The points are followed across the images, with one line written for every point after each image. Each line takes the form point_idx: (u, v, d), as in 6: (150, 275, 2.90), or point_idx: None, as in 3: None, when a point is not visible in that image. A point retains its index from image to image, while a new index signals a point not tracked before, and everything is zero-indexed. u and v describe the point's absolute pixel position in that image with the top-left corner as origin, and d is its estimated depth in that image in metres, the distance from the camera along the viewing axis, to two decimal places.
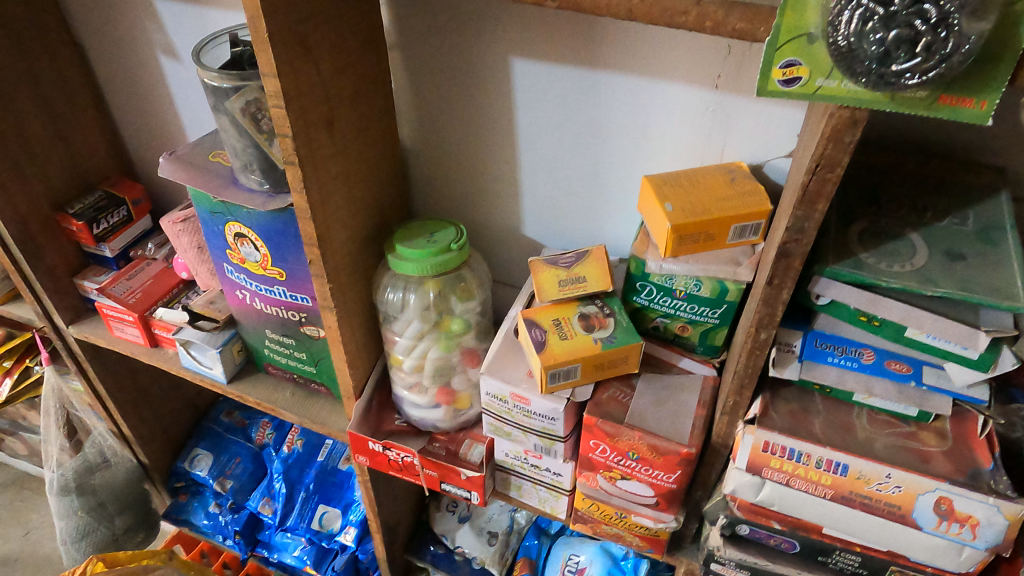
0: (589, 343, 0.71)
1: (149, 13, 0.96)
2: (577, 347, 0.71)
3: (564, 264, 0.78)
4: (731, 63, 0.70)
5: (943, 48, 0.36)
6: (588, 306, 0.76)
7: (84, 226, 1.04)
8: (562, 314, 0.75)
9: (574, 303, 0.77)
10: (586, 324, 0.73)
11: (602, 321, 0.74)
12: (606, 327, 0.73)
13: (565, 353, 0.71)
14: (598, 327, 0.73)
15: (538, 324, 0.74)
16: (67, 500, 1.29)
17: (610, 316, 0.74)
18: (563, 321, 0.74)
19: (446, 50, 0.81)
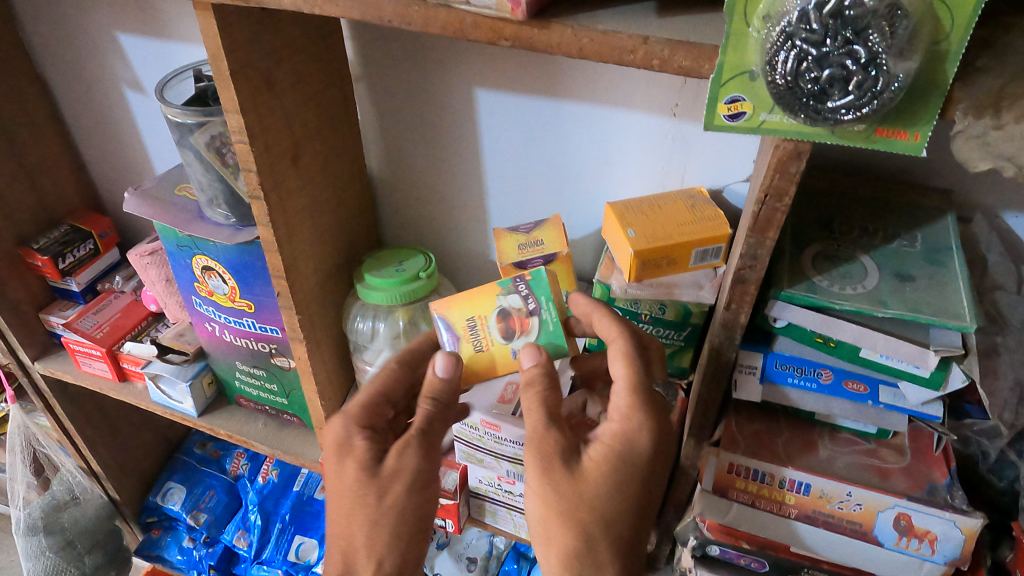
0: (511, 356, 0.63)
1: (113, 48, 0.96)
2: (498, 361, 0.63)
3: (524, 229, 0.79)
4: (687, 93, 0.72)
5: (874, 85, 0.38)
6: (509, 294, 0.64)
7: (49, 261, 1.02)
8: (476, 309, 0.64)
9: (491, 294, 0.64)
10: (507, 332, 0.63)
11: (525, 324, 0.63)
12: (527, 332, 0.63)
13: (482, 366, 0.64)
14: (523, 336, 0.63)
15: (451, 328, 0.64)
16: (35, 541, 1.26)
17: (533, 317, 0.63)
18: (479, 321, 0.63)
19: (411, 82, 0.82)
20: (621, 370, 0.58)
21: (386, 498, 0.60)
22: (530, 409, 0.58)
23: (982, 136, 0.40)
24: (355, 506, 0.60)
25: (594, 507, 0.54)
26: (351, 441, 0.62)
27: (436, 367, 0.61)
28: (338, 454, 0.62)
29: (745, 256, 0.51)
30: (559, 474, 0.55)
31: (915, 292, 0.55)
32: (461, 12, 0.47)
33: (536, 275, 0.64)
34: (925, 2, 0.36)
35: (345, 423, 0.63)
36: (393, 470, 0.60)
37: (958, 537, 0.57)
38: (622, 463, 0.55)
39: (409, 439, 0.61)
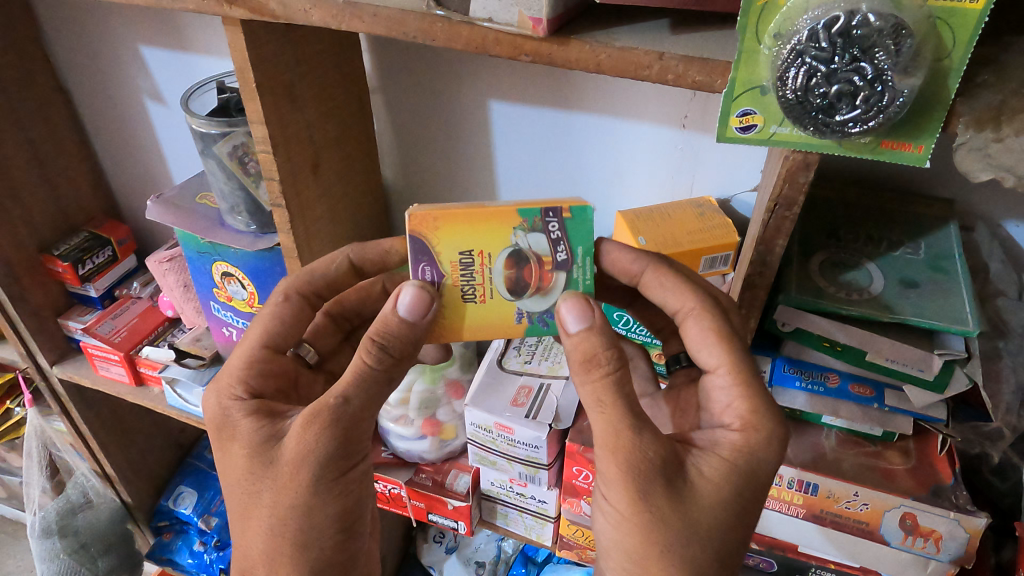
0: (508, 312, 0.55)
1: (135, 60, 0.98)
2: (491, 318, 0.55)
3: None
4: (697, 105, 0.74)
5: (880, 100, 0.40)
6: (532, 234, 0.53)
7: (70, 267, 1.05)
8: (483, 243, 0.53)
9: (511, 227, 0.52)
10: (516, 284, 0.54)
11: (548, 277, 0.54)
12: (544, 290, 0.54)
13: (474, 328, 0.55)
14: (538, 293, 0.54)
15: (438, 261, 0.53)
16: (49, 543, 1.29)
17: (559, 272, 0.54)
18: (484, 263, 0.53)
19: (426, 94, 0.85)
20: (719, 353, 0.51)
21: (282, 491, 0.52)
22: (607, 404, 0.48)
23: (983, 149, 0.42)
24: (250, 500, 0.54)
25: (703, 534, 0.47)
26: (230, 422, 0.56)
27: (400, 303, 0.51)
28: (221, 437, 0.56)
29: (755, 263, 0.53)
30: (665, 494, 0.47)
31: (919, 297, 0.57)
32: (484, 29, 0.49)
33: (579, 213, 0.53)
34: (928, 21, 0.39)
35: (221, 401, 0.57)
36: (291, 456, 0.51)
37: (963, 536, 0.58)
38: (733, 481, 0.48)
39: (315, 415, 0.51)
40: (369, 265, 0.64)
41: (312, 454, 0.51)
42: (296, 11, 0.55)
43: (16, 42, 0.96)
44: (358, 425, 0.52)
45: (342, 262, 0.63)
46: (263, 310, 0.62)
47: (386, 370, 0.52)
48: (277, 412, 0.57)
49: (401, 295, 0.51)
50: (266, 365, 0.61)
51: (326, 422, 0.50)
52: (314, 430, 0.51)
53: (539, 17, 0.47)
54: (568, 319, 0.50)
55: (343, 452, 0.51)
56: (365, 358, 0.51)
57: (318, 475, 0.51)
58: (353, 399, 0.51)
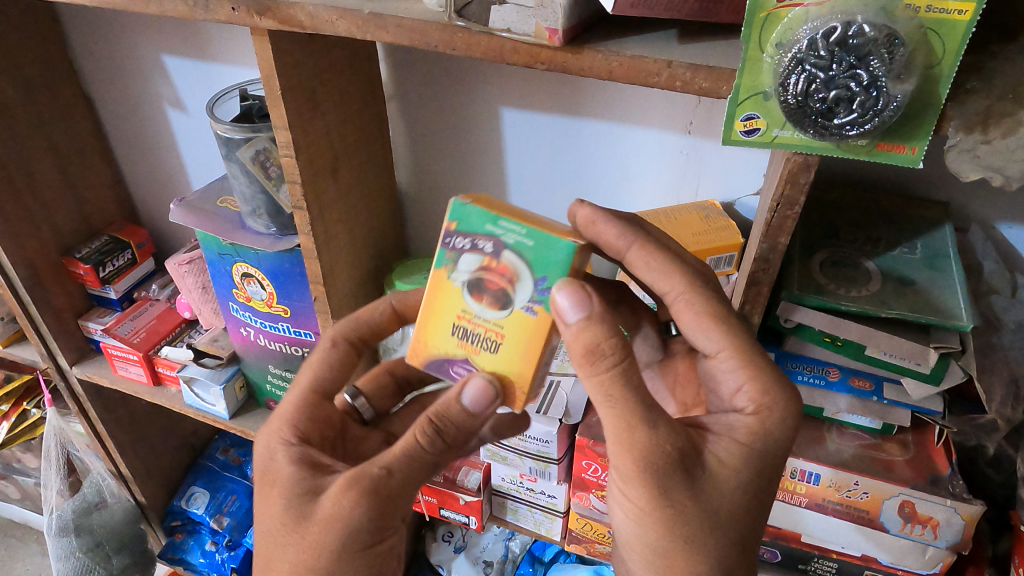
0: (536, 318, 0.52)
1: (158, 69, 1.02)
2: (528, 336, 0.53)
3: None
4: (701, 111, 0.77)
5: (875, 104, 0.43)
6: (458, 262, 0.53)
7: (91, 270, 1.07)
8: (451, 311, 0.55)
9: (445, 283, 0.54)
10: (495, 295, 0.53)
11: (501, 265, 0.52)
12: (510, 275, 0.51)
13: (523, 360, 0.53)
14: (513, 279, 0.52)
15: (452, 357, 0.55)
16: (66, 541, 1.31)
17: (503, 256, 0.52)
18: (472, 321, 0.54)
19: (440, 101, 0.88)
20: (719, 336, 0.52)
21: (307, 551, 0.51)
22: (614, 398, 0.48)
23: (972, 150, 0.45)
24: (271, 556, 0.52)
25: (719, 524, 0.49)
26: (272, 467, 0.56)
27: (463, 393, 0.53)
28: (263, 483, 0.55)
29: (758, 260, 0.56)
30: (683, 489, 0.48)
31: (916, 294, 0.59)
32: (502, 39, 0.52)
33: (458, 210, 0.53)
34: (920, 31, 0.41)
35: (271, 444, 0.58)
36: (324, 514, 0.51)
37: (959, 523, 0.61)
38: (745, 465, 0.50)
39: (357, 478, 0.51)
40: (412, 310, 0.68)
41: (348, 519, 0.50)
42: (323, 22, 0.57)
43: (43, 52, 0.99)
44: (397, 497, 0.52)
45: (386, 309, 0.67)
46: (313, 355, 0.64)
47: (435, 454, 0.54)
48: (320, 465, 0.56)
49: (466, 386, 0.53)
50: (315, 411, 0.62)
51: (365, 488, 0.51)
52: (352, 494, 0.50)
53: (555, 28, 0.50)
54: (564, 311, 0.49)
55: (379, 522, 0.51)
56: (419, 437, 0.53)
57: (349, 543, 0.50)
58: (395, 471, 0.52)
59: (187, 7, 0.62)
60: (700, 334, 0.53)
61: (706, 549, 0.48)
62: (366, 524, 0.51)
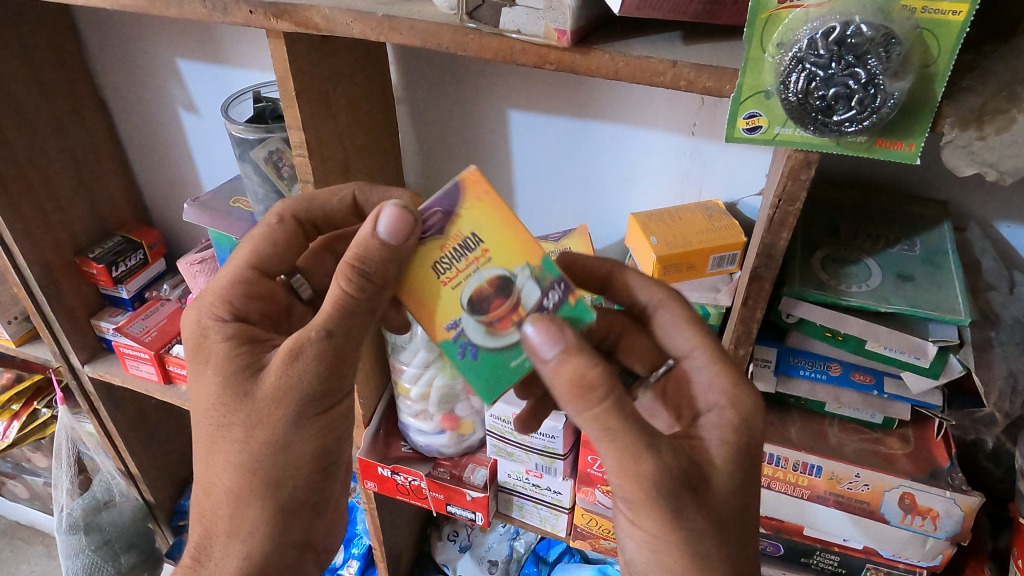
0: (450, 318, 0.53)
1: (172, 72, 1.04)
2: (434, 307, 0.53)
3: (555, 238, 0.87)
4: (705, 113, 0.79)
5: (873, 102, 0.44)
6: (536, 283, 0.53)
7: (104, 269, 1.09)
8: (495, 243, 0.53)
9: (527, 258, 0.53)
10: (482, 299, 0.53)
11: (507, 326, 0.53)
12: (490, 329, 0.53)
13: (419, 289, 0.53)
14: (488, 328, 0.53)
15: (451, 217, 0.52)
16: (75, 539, 1.32)
17: (515, 331, 0.53)
18: (476, 262, 0.52)
19: (449, 103, 0.90)
20: (692, 336, 0.59)
21: (256, 425, 0.55)
22: (614, 431, 0.48)
23: (968, 146, 0.46)
24: (217, 440, 0.56)
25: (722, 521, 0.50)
26: (206, 342, 0.58)
27: (379, 223, 0.50)
28: (197, 357, 0.58)
29: (761, 255, 0.57)
30: (691, 506, 0.49)
31: (915, 290, 0.61)
32: (512, 40, 0.54)
33: (580, 308, 0.54)
34: (916, 31, 0.43)
35: (203, 317, 0.59)
36: (270, 390, 0.54)
37: (959, 514, 0.62)
38: (740, 467, 0.51)
39: (299, 348, 0.53)
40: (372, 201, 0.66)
41: (293, 386, 0.54)
42: (338, 24, 0.59)
43: (59, 56, 1.01)
44: (343, 356, 0.54)
45: (345, 198, 0.65)
46: (257, 231, 0.63)
47: (367, 297, 0.52)
48: (256, 339, 0.58)
49: (383, 216, 0.50)
50: (254, 287, 0.62)
51: (309, 355, 0.53)
52: (299, 365, 0.53)
53: (564, 29, 0.51)
54: (539, 347, 0.49)
55: (322, 389, 0.55)
56: (345, 287, 0.52)
57: (294, 407, 0.54)
58: (335, 333, 0.53)
59: (206, 10, 0.63)
60: (674, 333, 0.60)
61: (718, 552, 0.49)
62: (308, 394, 0.54)
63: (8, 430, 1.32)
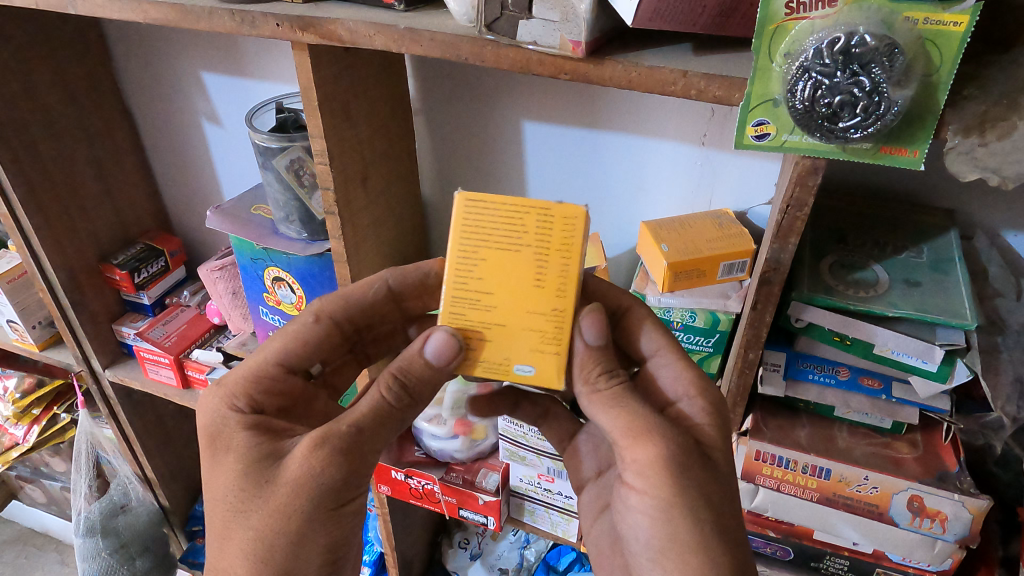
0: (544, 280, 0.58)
1: (196, 85, 1.07)
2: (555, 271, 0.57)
3: None
4: (715, 124, 0.80)
5: (878, 109, 0.46)
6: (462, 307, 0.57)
7: (127, 275, 1.12)
8: None
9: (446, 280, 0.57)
10: None
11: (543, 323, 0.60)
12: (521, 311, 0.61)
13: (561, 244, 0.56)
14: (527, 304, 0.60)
15: None
16: (92, 542, 1.34)
17: None
18: None
19: (465, 114, 0.92)
20: (658, 338, 0.61)
21: (273, 515, 0.52)
22: (623, 403, 0.53)
23: (970, 153, 0.48)
24: (234, 521, 0.53)
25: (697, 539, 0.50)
26: (226, 433, 0.57)
27: (428, 346, 0.54)
28: (214, 450, 0.56)
29: (770, 261, 0.58)
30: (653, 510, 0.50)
31: (921, 294, 0.62)
32: (528, 51, 0.56)
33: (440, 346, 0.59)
34: (919, 42, 0.45)
35: (220, 410, 0.58)
36: (290, 479, 0.52)
37: (967, 517, 0.63)
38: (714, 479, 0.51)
39: (324, 438, 0.53)
40: (406, 290, 0.69)
41: (313, 478, 0.52)
42: (361, 37, 0.61)
43: (88, 68, 1.05)
44: (365, 451, 0.54)
45: (380, 287, 0.67)
46: (292, 326, 0.65)
47: (400, 407, 0.57)
48: (274, 430, 0.58)
49: (433, 337, 0.53)
50: (276, 382, 0.62)
51: (336, 447, 0.53)
52: (324, 456, 0.52)
53: (579, 40, 0.53)
54: (587, 330, 0.54)
55: (345, 483, 0.53)
56: (383, 394, 0.56)
57: (313, 502, 0.52)
58: (364, 428, 0.54)
59: (234, 23, 0.66)
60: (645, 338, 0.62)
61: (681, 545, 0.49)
62: (335, 484, 0.53)
63: (28, 435, 1.34)
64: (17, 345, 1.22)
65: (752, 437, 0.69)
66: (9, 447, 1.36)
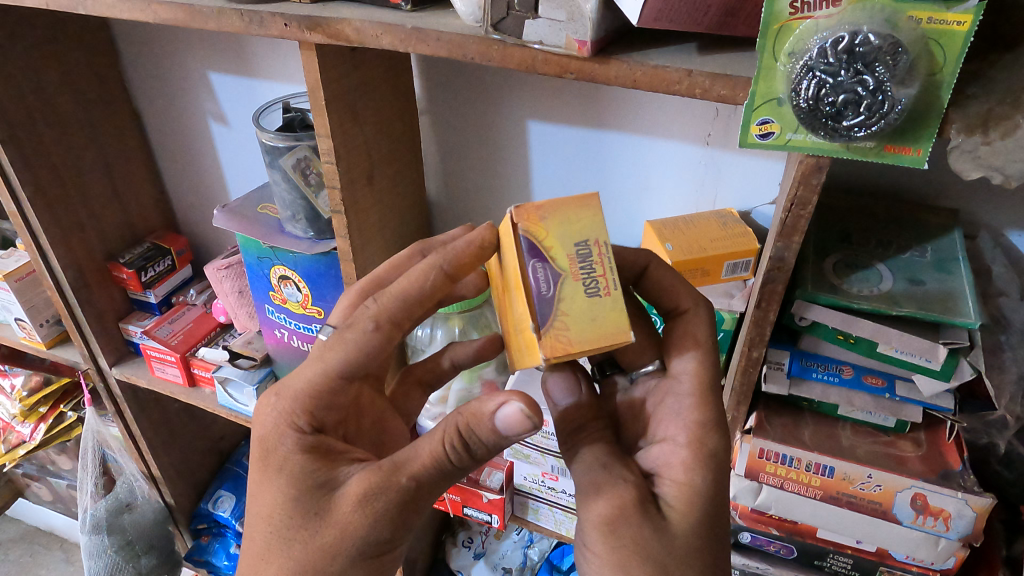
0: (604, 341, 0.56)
1: (203, 85, 1.08)
2: None
3: None
4: (719, 124, 0.81)
5: (881, 108, 0.46)
6: None
7: (133, 274, 1.13)
8: None
9: None
10: None
11: None
12: None
13: None
14: None
15: (552, 260, 0.50)
16: (98, 539, 1.35)
17: None
18: None
19: (470, 114, 0.93)
20: (689, 360, 0.58)
21: (298, 540, 0.53)
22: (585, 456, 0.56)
23: (974, 151, 0.48)
24: (271, 549, 0.53)
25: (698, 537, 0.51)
26: (278, 451, 0.56)
27: (501, 411, 0.52)
28: (264, 465, 0.57)
29: (774, 259, 0.58)
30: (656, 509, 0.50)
31: (926, 293, 0.62)
32: (534, 51, 0.56)
33: None
34: (922, 41, 0.45)
35: (280, 428, 0.57)
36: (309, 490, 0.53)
37: (970, 515, 0.64)
38: None
39: (379, 491, 0.52)
40: (463, 271, 0.60)
41: (362, 529, 0.52)
42: (369, 36, 0.62)
43: (96, 68, 1.06)
44: (418, 501, 0.54)
45: (433, 275, 0.59)
46: (349, 333, 0.59)
47: (461, 463, 0.54)
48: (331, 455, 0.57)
49: (509, 406, 0.51)
50: (334, 398, 0.59)
51: (389, 501, 0.52)
52: (374, 510, 0.52)
53: (584, 39, 0.54)
54: (555, 393, 0.59)
55: (391, 535, 0.53)
56: (446, 448, 0.53)
57: (355, 552, 0.53)
58: (419, 480, 0.53)
59: (243, 22, 0.66)
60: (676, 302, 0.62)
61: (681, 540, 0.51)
62: (381, 536, 0.53)
63: (35, 433, 1.35)
64: (25, 344, 1.23)
65: (756, 435, 0.69)
66: (16, 445, 1.36)
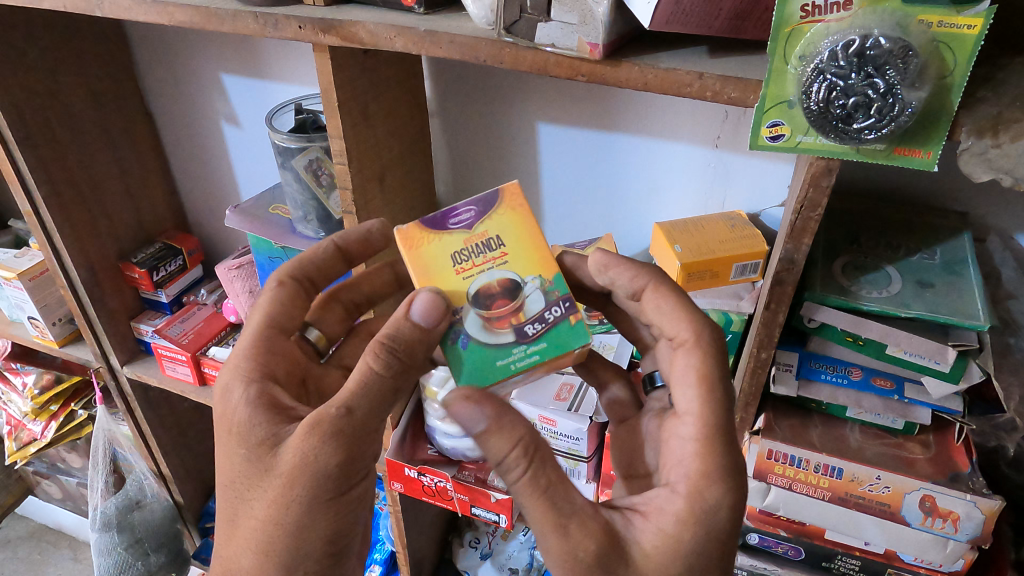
0: (456, 303, 0.58)
1: (216, 86, 1.09)
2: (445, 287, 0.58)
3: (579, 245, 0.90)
4: (728, 126, 0.81)
5: (892, 110, 0.46)
6: (539, 295, 0.59)
7: (145, 273, 1.14)
8: (513, 248, 0.60)
9: (540, 271, 0.59)
10: (489, 294, 0.58)
11: (504, 325, 0.58)
12: (498, 328, 0.58)
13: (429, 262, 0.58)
14: (486, 322, 0.58)
15: (481, 217, 0.60)
16: (108, 536, 1.37)
17: (528, 310, 0.58)
18: (493, 261, 0.59)
19: (481, 116, 0.94)
20: (692, 399, 0.54)
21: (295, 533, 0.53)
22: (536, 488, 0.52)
23: (984, 154, 0.48)
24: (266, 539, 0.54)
25: (706, 534, 0.51)
26: (233, 407, 0.57)
27: (412, 307, 0.55)
28: (223, 427, 0.57)
29: (782, 261, 0.59)
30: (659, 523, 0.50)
31: (935, 295, 0.62)
32: (546, 53, 0.57)
33: (576, 328, 0.59)
34: (933, 44, 0.45)
35: (229, 384, 0.58)
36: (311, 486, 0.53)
37: (979, 517, 0.64)
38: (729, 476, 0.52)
39: (318, 422, 0.52)
40: (353, 247, 0.71)
41: (309, 461, 0.52)
42: (383, 39, 0.63)
43: (110, 70, 1.07)
44: (364, 427, 0.53)
45: (328, 247, 0.70)
46: (262, 296, 0.65)
47: (393, 376, 0.54)
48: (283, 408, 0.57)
49: (416, 300, 0.55)
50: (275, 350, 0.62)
51: (327, 431, 0.51)
52: (314, 439, 0.52)
53: (596, 42, 0.54)
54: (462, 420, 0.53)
55: (343, 466, 0.52)
56: (373, 362, 0.53)
57: (309, 492, 0.53)
58: (356, 409, 0.52)
59: (258, 25, 0.67)
60: (617, 276, 0.61)
61: (688, 536, 0.51)
62: (332, 465, 0.52)
63: (46, 431, 1.38)
64: (37, 341, 1.24)
65: (764, 436, 0.69)
66: (28, 442, 1.40)
